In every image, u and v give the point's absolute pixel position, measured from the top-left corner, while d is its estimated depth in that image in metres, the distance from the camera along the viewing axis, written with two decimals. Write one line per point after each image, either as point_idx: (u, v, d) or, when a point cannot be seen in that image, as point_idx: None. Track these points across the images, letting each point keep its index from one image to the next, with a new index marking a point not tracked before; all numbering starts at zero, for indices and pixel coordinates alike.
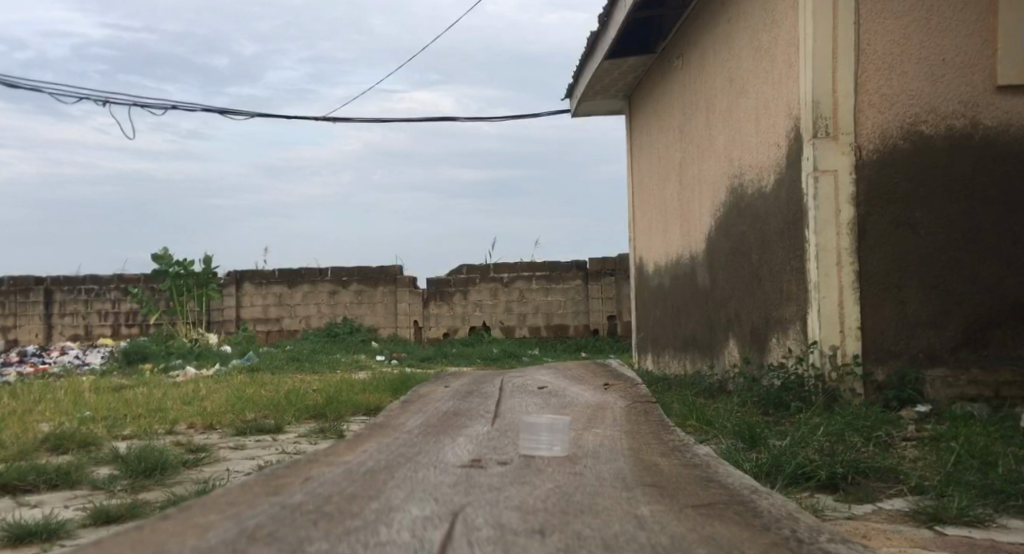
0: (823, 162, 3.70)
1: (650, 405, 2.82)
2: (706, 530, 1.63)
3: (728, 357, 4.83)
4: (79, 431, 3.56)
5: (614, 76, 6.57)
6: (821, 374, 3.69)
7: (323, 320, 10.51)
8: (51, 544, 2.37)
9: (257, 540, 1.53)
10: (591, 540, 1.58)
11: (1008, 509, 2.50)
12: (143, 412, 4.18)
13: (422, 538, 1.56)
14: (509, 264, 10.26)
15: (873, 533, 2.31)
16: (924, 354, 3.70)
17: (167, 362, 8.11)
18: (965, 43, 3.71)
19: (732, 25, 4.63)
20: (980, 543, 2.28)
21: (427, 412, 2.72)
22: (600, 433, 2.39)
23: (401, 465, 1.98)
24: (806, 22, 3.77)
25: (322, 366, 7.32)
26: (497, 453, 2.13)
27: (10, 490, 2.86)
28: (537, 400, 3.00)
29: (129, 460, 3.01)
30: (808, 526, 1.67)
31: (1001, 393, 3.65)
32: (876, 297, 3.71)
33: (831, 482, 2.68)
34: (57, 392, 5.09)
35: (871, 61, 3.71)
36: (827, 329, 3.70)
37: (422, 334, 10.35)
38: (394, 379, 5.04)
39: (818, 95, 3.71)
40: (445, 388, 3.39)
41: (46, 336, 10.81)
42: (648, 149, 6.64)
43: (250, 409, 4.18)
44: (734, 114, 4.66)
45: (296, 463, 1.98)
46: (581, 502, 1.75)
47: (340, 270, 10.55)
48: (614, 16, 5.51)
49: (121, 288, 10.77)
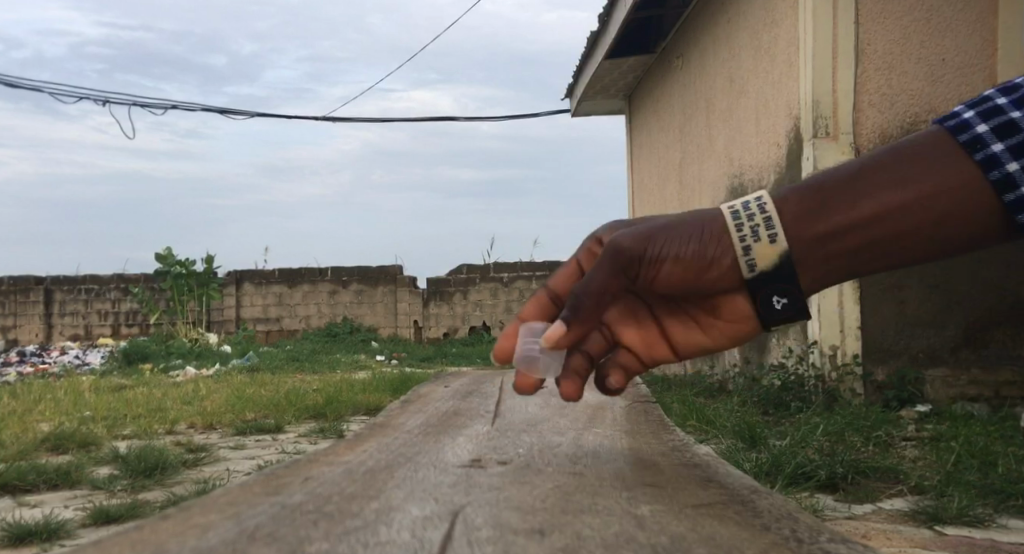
0: (822, 162, 3.70)
1: (649, 405, 2.81)
2: (706, 530, 1.63)
3: (729, 357, 4.91)
4: (79, 431, 3.56)
5: (614, 76, 6.56)
6: (821, 374, 3.72)
7: (324, 320, 10.51)
8: (51, 544, 2.37)
9: (257, 539, 1.52)
10: (590, 540, 1.57)
11: (1008, 509, 2.49)
12: (143, 412, 4.18)
13: (422, 538, 1.56)
14: (509, 264, 10.28)
15: (873, 533, 2.30)
16: (924, 353, 3.73)
17: (166, 362, 8.12)
18: (965, 43, 3.71)
19: (733, 25, 4.62)
20: (979, 543, 2.27)
21: (426, 412, 2.71)
22: (600, 433, 2.39)
23: (401, 465, 1.97)
24: (806, 22, 3.78)
25: (322, 366, 7.32)
26: (497, 453, 2.13)
27: (10, 490, 2.86)
28: (537, 400, 2.99)
29: (129, 460, 3.01)
30: (808, 526, 1.67)
31: (1001, 393, 3.64)
32: (876, 297, 3.73)
33: (830, 482, 2.68)
34: (57, 392, 5.08)
35: (871, 61, 3.71)
36: (827, 329, 3.72)
37: (422, 334, 10.36)
38: (394, 379, 5.04)
39: (817, 95, 3.71)
40: (444, 388, 3.39)
41: (46, 336, 10.81)
42: (648, 149, 6.65)
43: (249, 409, 4.18)
44: (734, 114, 4.66)
45: (296, 462, 1.97)
46: (581, 502, 1.75)
47: (340, 270, 10.57)
48: (614, 15, 5.51)
49: (121, 288, 10.77)
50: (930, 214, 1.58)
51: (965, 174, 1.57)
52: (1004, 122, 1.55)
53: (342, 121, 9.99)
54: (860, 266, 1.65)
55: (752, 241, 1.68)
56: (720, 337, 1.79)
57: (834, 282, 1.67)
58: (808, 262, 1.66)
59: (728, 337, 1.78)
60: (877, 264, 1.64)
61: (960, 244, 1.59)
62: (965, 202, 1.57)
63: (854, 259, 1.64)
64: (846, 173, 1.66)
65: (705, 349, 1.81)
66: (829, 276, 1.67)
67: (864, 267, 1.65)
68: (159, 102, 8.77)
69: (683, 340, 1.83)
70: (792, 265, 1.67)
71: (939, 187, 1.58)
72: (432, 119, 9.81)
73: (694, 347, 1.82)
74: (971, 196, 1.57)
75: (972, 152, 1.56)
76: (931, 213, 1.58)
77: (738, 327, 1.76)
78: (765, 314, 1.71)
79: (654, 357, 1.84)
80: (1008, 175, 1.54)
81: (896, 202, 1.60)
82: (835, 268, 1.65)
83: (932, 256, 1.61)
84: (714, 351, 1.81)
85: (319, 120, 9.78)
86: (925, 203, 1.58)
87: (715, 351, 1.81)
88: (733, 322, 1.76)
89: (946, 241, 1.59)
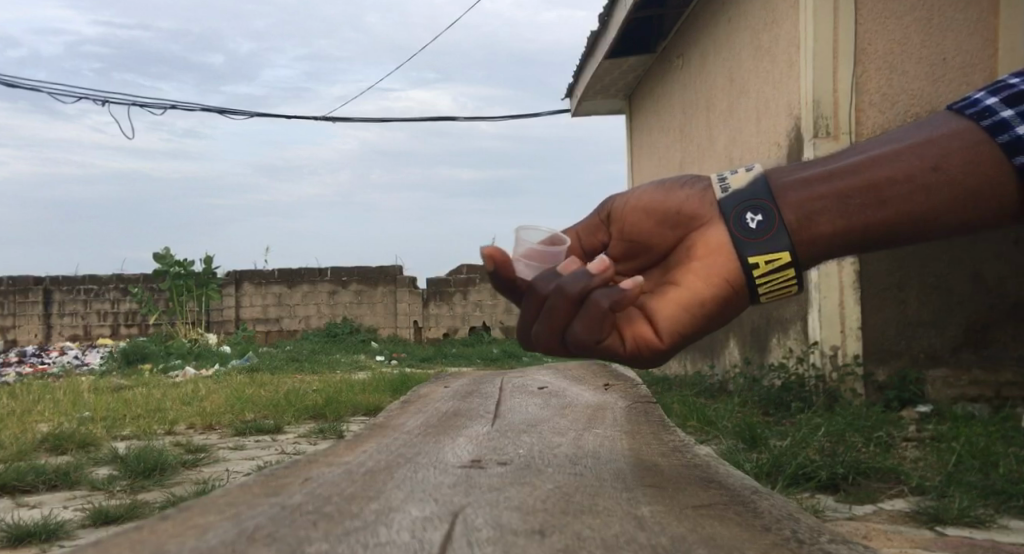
0: None
1: (650, 405, 2.81)
2: (706, 530, 1.62)
3: (729, 356, 4.93)
4: (79, 431, 3.56)
5: (614, 76, 6.56)
6: (822, 374, 3.71)
7: (324, 320, 10.52)
8: (50, 544, 2.37)
9: (257, 540, 1.52)
10: (590, 540, 1.57)
11: (1009, 509, 2.48)
12: (143, 412, 4.18)
13: (422, 538, 1.55)
14: None
15: (874, 534, 2.30)
16: (924, 354, 3.72)
17: (166, 362, 8.14)
18: (965, 42, 3.71)
19: (733, 25, 4.62)
20: (979, 544, 2.27)
21: (426, 413, 2.71)
22: (600, 433, 2.39)
23: (402, 465, 1.97)
24: (806, 22, 3.77)
25: (322, 366, 7.33)
26: (497, 453, 2.13)
27: (9, 490, 2.85)
28: (537, 400, 3.00)
29: (129, 460, 3.00)
30: (808, 526, 1.66)
31: (1001, 393, 3.65)
32: (876, 297, 3.72)
33: (831, 482, 2.67)
34: (57, 392, 5.09)
35: (872, 61, 3.71)
36: (827, 329, 3.72)
37: (422, 335, 10.39)
38: (394, 379, 5.04)
39: (818, 95, 3.71)
40: (445, 388, 3.39)
41: (46, 337, 10.81)
42: (648, 149, 6.66)
43: (249, 409, 4.19)
44: (735, 113, 4.67)
45: (296, 462, 1.96)
46: (581, 502, 1.74)
47: (340, 270, 10.57)
48: (614, 15, 5.50)
49: (121, 288, 10.77)
50: (928, 158, 1.58)
51: (967, 128, 1.58)
52: (1014, 93, 1.57)
53: (343, 121, 9.99)
54: (849, 212, 1.60)
55: (724, 180, 1.69)
56: (700, 281, 1.63)
57: (823, 233, 1.61)
58: (791, 202, 1.62)
59: (706, 278, 1.63)
60: (869, 217, 1.59)
61: (961, 195, 1.57)
62: (968, 152, 1.57)
63: (843, 202, 1.60)
64: (842, 149, 1.69)
65: (691, 304, 1.62)
66: (817, 220, 1.61)
67: (852, 217, 1.60)
68: (160, 103, 8.78)
69: (666, 305, 1.64)
70: (766, 199, 1.63)
71: (938, 139, 1.59)
72: (432, 119, 9.80)
73: (676, 306, 1.63)
74: (969, 144, 1.57)
75: (980, 118, 1.58)
76: (926, 157, 1.58)
77: (714, 262, 1.63)
78: (746, 242, 1.62)
79: (637, 335, 1.64)
80: (1017, 137, 1.54)
81: (891, 150, 1.62)
82: (822, 212, 1.61)
83: (928, 211, 1.58)
84: (704, 310, 1.62)
85: (319, 119, 9.78)
86: (923, 149, 1.59)
87: (704, 305, 1.62)
88: (708, 256, 1.64)
89: (944, 188, 1.57)
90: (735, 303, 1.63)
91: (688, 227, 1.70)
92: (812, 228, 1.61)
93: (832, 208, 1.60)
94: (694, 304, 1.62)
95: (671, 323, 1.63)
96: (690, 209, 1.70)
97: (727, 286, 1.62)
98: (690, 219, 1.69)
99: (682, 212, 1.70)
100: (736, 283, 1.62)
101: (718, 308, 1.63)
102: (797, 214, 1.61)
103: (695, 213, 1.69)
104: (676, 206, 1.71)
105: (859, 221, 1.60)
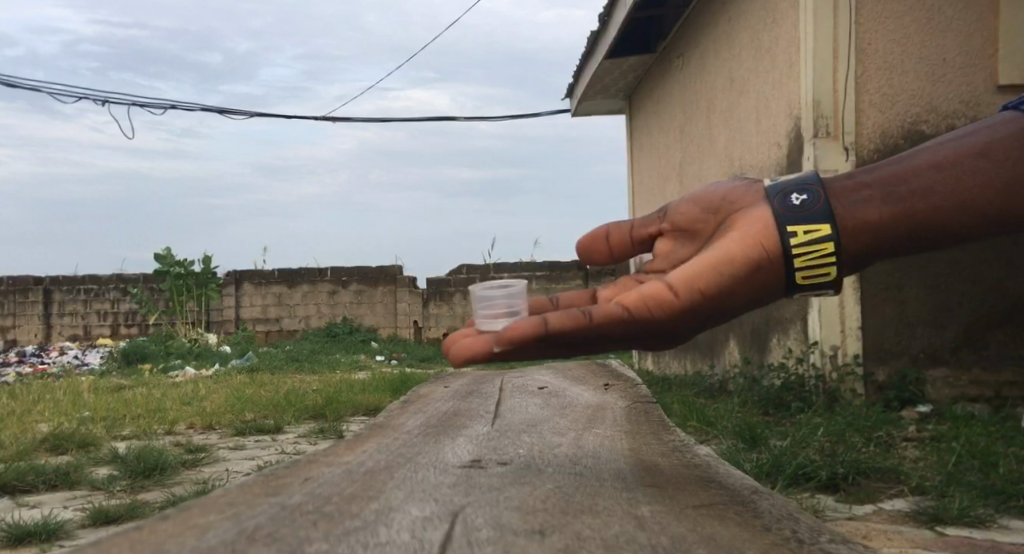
0: (822, 161, 3.70)
1: (649, 405, 2.80)
2: (706, 530, 1.62)
3: (729, 356, 4.93)
4: (79, 431, 3.56)
5: (614, 76, 6.56)
6: (822, 374, 3.71)
7: (323, 320, 10.52)
8: (50, 544, 2.37)
9: (257, 540, 1.51)
10: (590, 540, 1.57)
11: (1009, 509, 2.47)
12: (143, 412, 4.18)
13: (422, 538, 1.55)
14: (509, 264, 10.30)
15: (874, 534, 2.30)
16: (924, 354, 3.72)
17: (165, 362, 8.15)
18: (964, 43, 3.71)
19: (733, 25, 4.62)
20: (979, 544, 2.27)
21: (426, 413, 2.71)
22: (599, 433, 2.38)
23: (402, 465, 1.97)
24: (806, 22, 3.77)
25: (321, 366, 7.33)
26: (497, 453, 2.13)
27: (9, 490, 2.85)
28: (537, 400, 3.00)
29: (129, 460, 3.00)
30: (808, 526, 1.66)
31: (1002, 393, 3.67)
32: (876, 297, 3.71)
33: (831, 482, 2.67)
34: (57, 392, 5.08)
35: (872, 61, 3.71)
36: (827, 329, 3.73)
37: (422, 335, 10.32)
38: (394, 379, 5.03)
39: (818, 95, 3.71)
40: (445, 388, 3.39)
41: (45, 336, 10.81)
42: (648, 149, 6.66)
43: (249, 409, 4.18)
44: (735, 113, 4.67)
45: (295, 462, 1.96)
46: (581, 502, 1.74)
47: (340, 270, 10.57)
48: (614, 15, 5.50)
49: (120, 288, 10.77)
50: (973, 146, 1.65)
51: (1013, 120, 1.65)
52: None
53: (343, 121, 9.98)
54: (893, 198, 1.64)
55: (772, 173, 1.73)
56: (732, 243, 1.63)
57: (869, 217, 1.63)
58: (838, 193, 1.67)
59: (739, 241, 1.63)
60: (916, 203, 1.63)
61: (1008, 179, 1.62)
62: (1012, 139, 1.63)
63: (888, 190, 1.65)
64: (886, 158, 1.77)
65: (718, 264, 1.61)
66: (861, 206, 1.64)
67: (896, 203, 1.63)
68: (160, 103, 8.81)
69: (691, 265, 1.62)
70: (814, 183, 1.66)
71: (984, 129, 1.66)
72: (431, 119, 9.78)
73: (702, 267, 1.62)
74: (1018, 131, 1.64)
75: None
76: (970, 147, 1.65)
77: (750, 227, 1.64)
78: (788, 213, 1.63)
79: (652, 297, 1.61)
80: None
81: (937, 144, 1.69)
82: (869, 197, 1.65)
83: (977, 196, 1.62)
84: (731, 271, 1.61)
85: (319, 119, 9.78)
86: (969, 139, 1.66)
87: (731, 267, 1.61)
88: (746, 225, 1.65)
89: (989, 173, 1.62)
90: (772, 283, 1.63)
91: (729, 216, 1.71)
92: (857, 213, 1.64)
93: (878, 195, 1.65)
94: (720, 265, 1.61)
95: (696, 285, 1.60)
96: (732, 195, 1.72)
97: (760, 249, 1.62)
98: (734, 205, 1.71)
99: (728, 205, 1.72)
100: (769, 249, 1.62)
101: (744, 272, 1.61)
102: (842, 200, 1.65)
103: (740, 200, 1.71)
104: (724, 194, 1.73)
105: (905, 206, 1.63)
